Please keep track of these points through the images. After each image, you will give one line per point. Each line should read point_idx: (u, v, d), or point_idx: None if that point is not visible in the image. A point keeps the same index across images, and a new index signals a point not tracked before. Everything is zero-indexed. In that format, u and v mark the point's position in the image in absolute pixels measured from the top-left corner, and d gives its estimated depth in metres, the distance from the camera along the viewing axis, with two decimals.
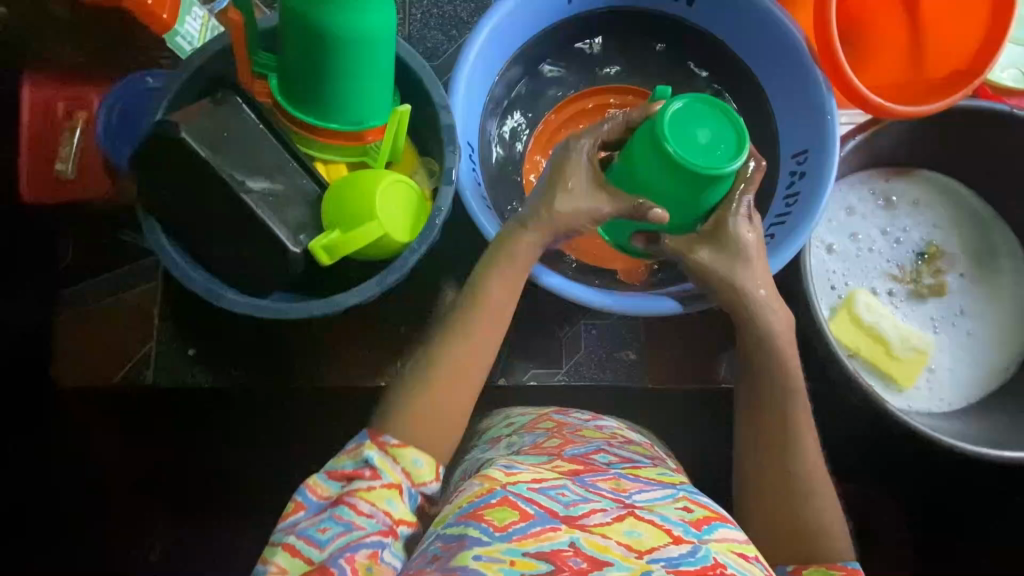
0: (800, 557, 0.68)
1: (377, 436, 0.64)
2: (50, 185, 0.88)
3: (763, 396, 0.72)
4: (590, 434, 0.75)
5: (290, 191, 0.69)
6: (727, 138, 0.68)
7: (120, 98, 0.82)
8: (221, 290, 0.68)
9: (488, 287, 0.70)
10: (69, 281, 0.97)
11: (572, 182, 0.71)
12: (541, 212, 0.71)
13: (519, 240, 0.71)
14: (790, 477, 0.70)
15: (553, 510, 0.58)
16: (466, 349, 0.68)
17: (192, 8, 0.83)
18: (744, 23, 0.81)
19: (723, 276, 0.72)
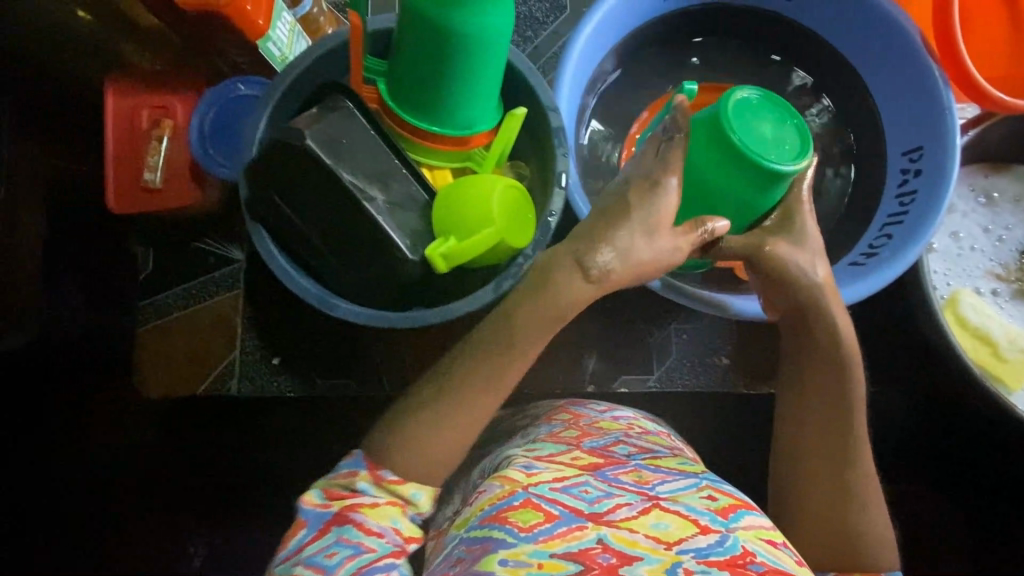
0: (842, 563, 0.64)
1: (376, 468, 0.59)
2: (136, 195, 0.86)
3: (818, 398, 0.69)
4: (607, 425, 0.72)
5: (404, 198, 0.69)
6: (786, 138, 0.68)
7: (213, 105, 0.81)
8: (334, 299, 0.68)
9: (520, 336, 0.62)
10: (146, 292, 0.95)
11: (654, 222, 0.64)
12: (605, 267, 0.63)
13: (571, 287, 0.63)
14: (845, 482, 0.66)
15: (578, 508, 0.57)
16: (492, 391, 0.62)
17: (282, 14, 0.82)
18: (852, 18, 0.78)
19: (805, 268, 0.67)
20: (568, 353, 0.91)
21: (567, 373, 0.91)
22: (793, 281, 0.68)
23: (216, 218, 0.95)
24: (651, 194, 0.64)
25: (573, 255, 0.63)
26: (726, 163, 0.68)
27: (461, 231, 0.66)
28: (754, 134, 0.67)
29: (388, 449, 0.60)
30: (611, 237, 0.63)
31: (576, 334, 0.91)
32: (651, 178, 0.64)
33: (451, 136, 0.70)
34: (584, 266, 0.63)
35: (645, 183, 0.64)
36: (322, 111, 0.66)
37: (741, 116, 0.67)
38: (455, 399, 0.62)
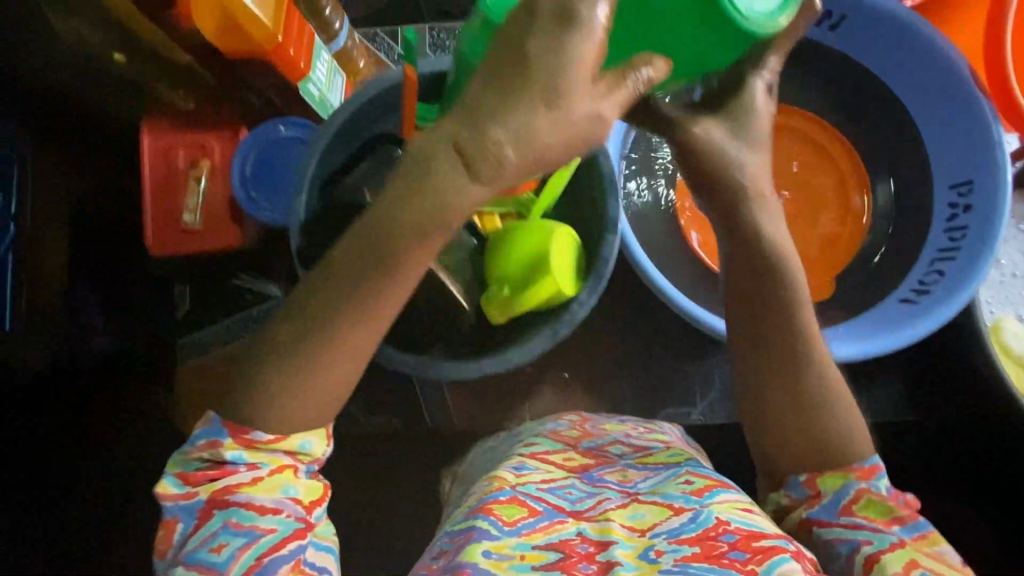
0: (819, 466, 0.62)
1: (243, 433, 0.54)
2: (174, 237, 0.86)
3: (767, 294, 0.64)
4: (610, 427, 0.82)
5: (457, 251, 0.70)
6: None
7: (253, 148, 0.80)
8: (390, 352, 0.67)
9: (395, 243, 0.49)
10: (188, 329, 0.97)
11: (565, 83, 0.45)
12: (495, 155, 0.46)
13: (453, 187, 0.47)
14: (803, 384, 0.63)
15: (560, 505, 0.66)
16: (362, 304, 0.51)
17: (320, 53, 0.81)
18: (899, 49, 0.78)
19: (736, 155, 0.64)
20: (603, 384, 0.92)
21: (605, 405, 0.92)
22: (723, 167, 0.64)
23: (251, 254, 0.93)
24: (560, 37, 0.45)
25: (452, 142, 0.47)
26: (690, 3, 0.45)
27: (510, 269, 0.67)
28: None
29: (257, 414, 0.54)
30: (498, 116, 0.45)
31: (611, 366, 0.92)
32: (564, 11, 0.44)
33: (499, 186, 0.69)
34: (463, 155, 0.46)
35: (552, 20, 0.45)
36: None
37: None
38: (327, 322, 0.52)
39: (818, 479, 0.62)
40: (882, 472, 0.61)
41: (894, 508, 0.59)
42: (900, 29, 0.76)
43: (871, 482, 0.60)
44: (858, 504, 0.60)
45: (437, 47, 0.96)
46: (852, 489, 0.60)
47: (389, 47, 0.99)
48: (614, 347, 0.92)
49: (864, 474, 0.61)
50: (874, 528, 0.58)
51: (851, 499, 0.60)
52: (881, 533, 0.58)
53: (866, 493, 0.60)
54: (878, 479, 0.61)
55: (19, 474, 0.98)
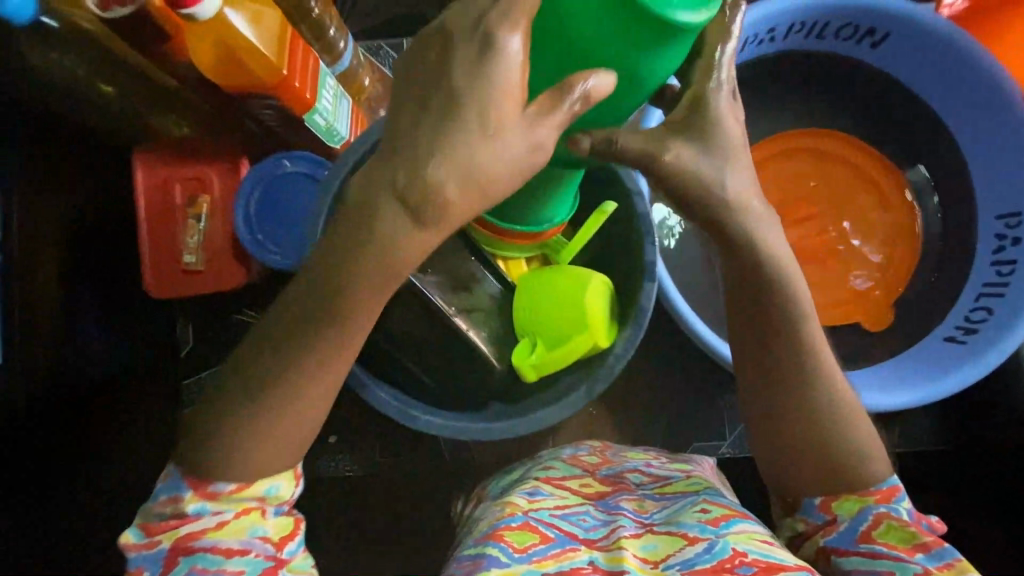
0: (831, 488, 0.58)
1: (204, 486, 0.52)
2: (176, 279, 0.81)
3: (769, 324, 0.55)
4: (630, 454, 0.81)
5: (484, 304, 0.66)
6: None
7: (257, 186, 0.75)
8: (415, 411, 0.62)
9: (342, 289, 0.45)
10: (191, 370, 0.89)
11: (495, 114, 0.40)
12: (438, 200, 0.41)
13: (398, 242, 0.42)
14: (812, 409, 0.57)
15: (574, 533, 0.64)
16: (321, 359, 0.48)
17: (326, 80, 0.74)
18: (945, 66, 0.74)
19: (713, 181, 0.49)
20: (627, 417, 0.89)
21: (633, 439, 0.88)
22: (705, 198, 0.50)
23: (258, 290, 0.89)
24: (482, 65, 0.39)
25: (388, 193, 0.41)
26: (620, 28, 0.40)
27: (535, 318, 0.63)
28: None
29: (229, 462, 0.51)
30: (429, 155, 0.40)
31: (638, 397, 0.89)
32: (482, 36, 0.39)
33: (529, 235, 0.64)
34: (405, 203, 0.41)
35: (471, 48, 0.40)
36: None
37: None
38: (282, 375, 0.49)
39: (833, 503, 0.58)
40: (901, 495, 0.57)
41: (917, 534, 0.55)
42: (945, 50, 0.72)
43: (891, 506, 0.56)
44: (877, 530, 0.56)
45: None
46: (870, 514, 0.57)
47: (394, 60, 0.92)
48: (640, 376, 0.89)
49: (879, 495, 0.57)
50: (896, 556, 0.54)
51: (867, 526, 0.56)
52: (903, 563, 0.54)
53: (885, 517, 0.56)
54: (897, 503, 0.57)
55: (18, 473, 0.77)
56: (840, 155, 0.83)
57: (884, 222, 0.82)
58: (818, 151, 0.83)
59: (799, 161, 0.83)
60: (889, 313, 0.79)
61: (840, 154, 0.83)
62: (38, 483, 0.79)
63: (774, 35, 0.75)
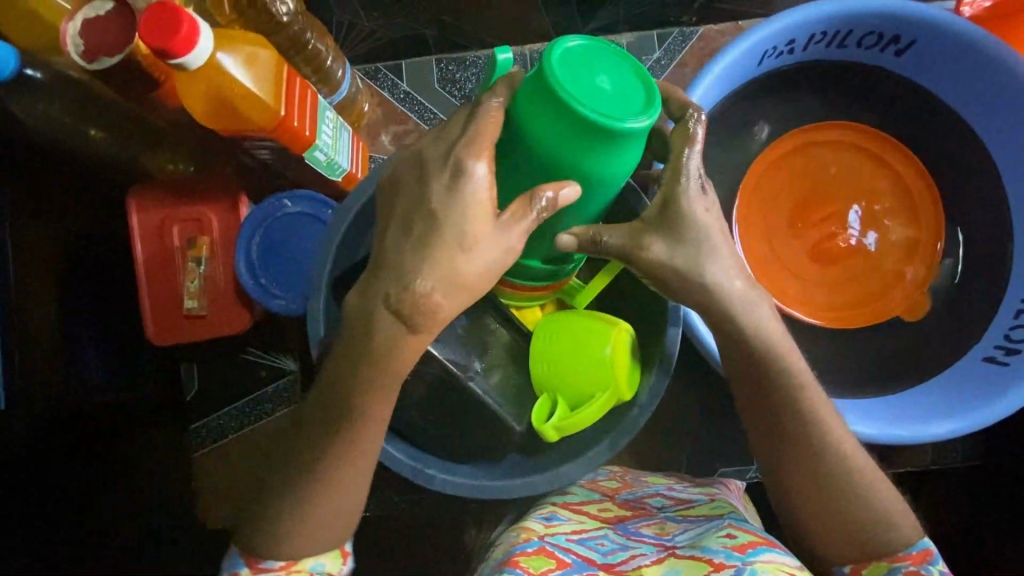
0: (857, 555, 0.57)
1: (256, 561, 0.55)
2: (178, 326, 0.78)
3: (767, 393, 0.58)
4: (652, 479, 0.79)
5: (499, 354, 0.63)
6: (632, 88, 0.50)
7: (257, 233, 0.72)
8: (431, 471, 0.59)
9: (354, 396, 0.53)
10: (198, 414, 0.88)
11: (468, 231, 0.49)
12: (428, 307, 0.50)
13: (397, 342, 0.51)
14: (822, 474, 0.57)
15: (591, 558, 0.62)
16: (345, 455, 0.54)
17: (324, 114, 0.71)
18: (971, 73, 0.70)
19: (685, 271, 0.54)
20: (641, 447, 0.86)
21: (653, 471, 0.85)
22: (679, 285, 0.55)
23: (262, 331, 0.86)
24: (456, 191, 0.49)
25: (386, 303, 0.50)
26: (574, 135, 0.49)
27: (550, 373, 0.61)
28: (593, 90, 0.48)
29: (284, 542, 0.55)
30: (418, 271, 0.49)
31: (656, 428, 0.86)
32: (452, 169, 0.49)
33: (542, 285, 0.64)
34: (400, 312, 0.50)
35: (443, 179, 0.50)
36: None
37: (574, 67, 0.49)
38: (316, 475, 0.54)
39: (863, 570, 0.57)
40: (934, 556, 0.57)
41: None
42: (973, 57, 0.68)
43: (922, 567, 0.57)
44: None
45: (446, 81, 0.90)
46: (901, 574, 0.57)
47: (392, 83, 0.90)
48: (658, 405, 0.85)
49: (910, 560, 0.57)
50: None
51: None
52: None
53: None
54: (931, 565, 0.57)
55: (18, 473, 0.73)
56: (886, 159, 0.79)
57: (925, 232, 0.79)
58: (857, 158, 0.79)
59: (839, 161, 0.79)
60: (925, 304, 0.77)
61: (881, 159, 0.79)
62: (40, 482, 0.76)
63: (793, 47, 0.71)
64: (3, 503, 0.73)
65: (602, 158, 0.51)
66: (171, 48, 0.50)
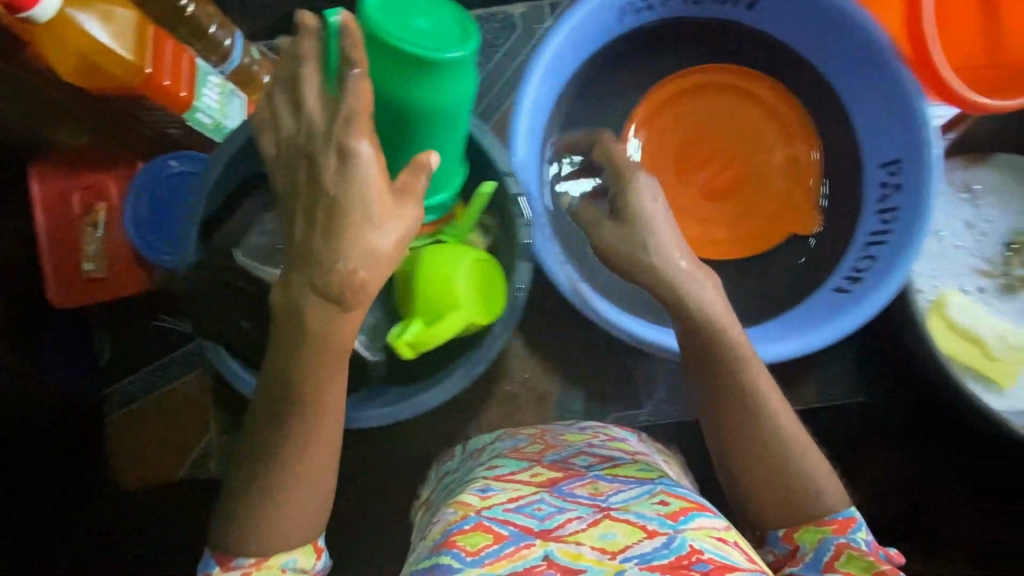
0: (788, 519, 0.56)
1: (225, 560, 0.53)
2: (78, 289, 0.80)
3: (713, 373, 0.58)
4: (572, 438, 0.72)
5: None
6: (449, 21, 0.52)
7: (145, 188, 0.75)
8: None
9: (303, 390, 0.51)
10: (108, 380, 0.90)
11: (373, 206, 0.47)
12: (354, 283, 0.48)
13: (330, 327, 0.49)
14: (763, 447, 0.56)
15: (527, 526, 0.55)
16: (295, 452, 0.52)
17: (207, 77, 0.74)
18: (817, 20, 0.73)
19: (635, 249, 0.61)
20: (544, 398, 0.88)
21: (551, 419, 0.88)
22: (633, 263, 0.61)
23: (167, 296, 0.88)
24: (347, 170, 0.47)
25: (310, 288, 0.48)
26: (393, 71, 0.52)
27: (412, 304, 0.63)
28: (406, 27, 0.51)
29: (250, 534, 0.53)
30: (336, 254, 0.47)
31: (558, 379, 0.88)
32: (337, 150, 0.47)
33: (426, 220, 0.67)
34: (329, 295, 0.48)
35: (331, 161, 0.47)
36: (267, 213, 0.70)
37: (390, 9, 0.51)
38: (269, 477, 0.53)
39: (795, 534, 0.56)
40: (858, 522, 0.55)
41: (875, 564, 0.52)
42: (814, 6, 0.72)
43: (848, 538, 0.54)
44: (840, 560, 0.54)
45: None
46: (830, 547, 0.54)
47: None
48: (555, 356, 0.88)
49: (835, 525, 0.55)
50: None
51: (830, 556, 0.54)
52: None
53: (846, 549, 0.54)
54: (856, 533, 0.54)
55: (19, 473, 0.73)
56: (764, 98, 0.82)
57: (800, 168, 0.83)
58: (734, 100, 0.83)
59: (717, 105, 0.83)
60: (814, 218, 0.81)
61: (756, 101, 0.83)
62: (40, 482, 0.76)
63: (650, 3, 0.75)
64: (4, 503, 0.72)
65: (430, 91, 0.54)
66: (15, 2, 0.55)
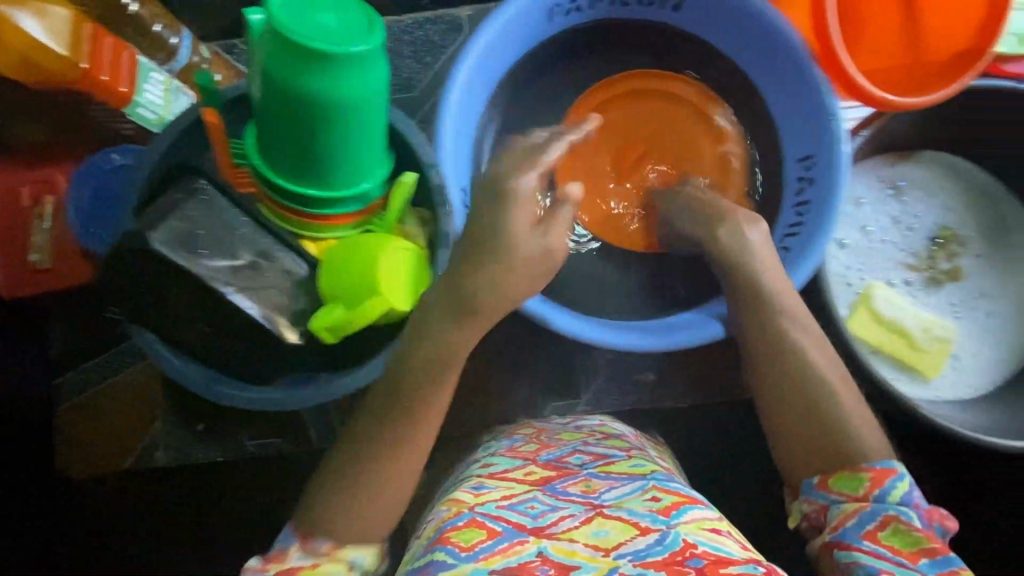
0: (825, 466, 0.60)
1: (306, 539, 0.58)
2: (24, 278, 0.82)
3: (770, 332, 0.65)
4: (567, 436, 0.75)
5: (278, 277, 0.67)
6: (355, 14, 0.56)
7: (89, 180, 0.78)
8: (220, 386, 0.67)
9: (416, 384, 0.59)
10: (55, 372, 0.90)
11: (510, 237, 0.58)
12: (473, 304, 0.58)
13: (445, 338, 0.59)
14: (811, 397, 0.63)
15: (521, 523, 0.59)
16: (409, 430, 0.60)
17: (150, 74, 0.76)
18: (735, 22, 0.77)
19: (712, 212, 0.72)
20: (503, 388, 0.91)
21: (493, 408, 0.90)
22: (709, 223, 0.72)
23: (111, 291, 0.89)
24: (500, 207, 0.58)
25: (443, 308, 0.59)
26: (304, 66, 0.56)
27: (339, 290, 0.66)
28: (315, 25, 0.55)
29: (339, 527, 0.58)
30: (472, 277, 0.58)
31: (520, 368, 0.90)
32: (502, 187, 0.58)
33: (350, 211, 0.69)
34: (460, 311, 0.59)
35: (489, 198, 0.59)
36: (179, 196, 0.65)
37: (296, 5, 0.55)
38: (372, 454, 0.60)
39: (830, 480, 0.59)
40: (897, 476, 0.57)
41: (922, 539, 0.53)
42: (732, 9, 0.75)
43: (897, 511, 0.55)
44: (883, 531, 0.55)
45: None
46: (878, 515, 0.56)
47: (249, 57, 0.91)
48: (498, 350, 0.90)
49: (875, 472, 0.58)
50: (897, 560, 0.53)
51: (879, 523, 0.55)
52: (905, 569, 0.53)
53: (893, 521, 0.55)
54: (900, 506, 0.55)
55: (18, 474, 0.87)
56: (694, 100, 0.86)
57: (731, 170, 0.84)
58: (666, 106, 0.87)
59: (652, 108, 0.87)
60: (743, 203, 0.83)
61: (686, 110, 0.87)
62: (39, 483, 0.90)
63: (578, 5, 0.78)
64: (6, 502, 0.86)
65: (343, 83, 0.57)
66: None
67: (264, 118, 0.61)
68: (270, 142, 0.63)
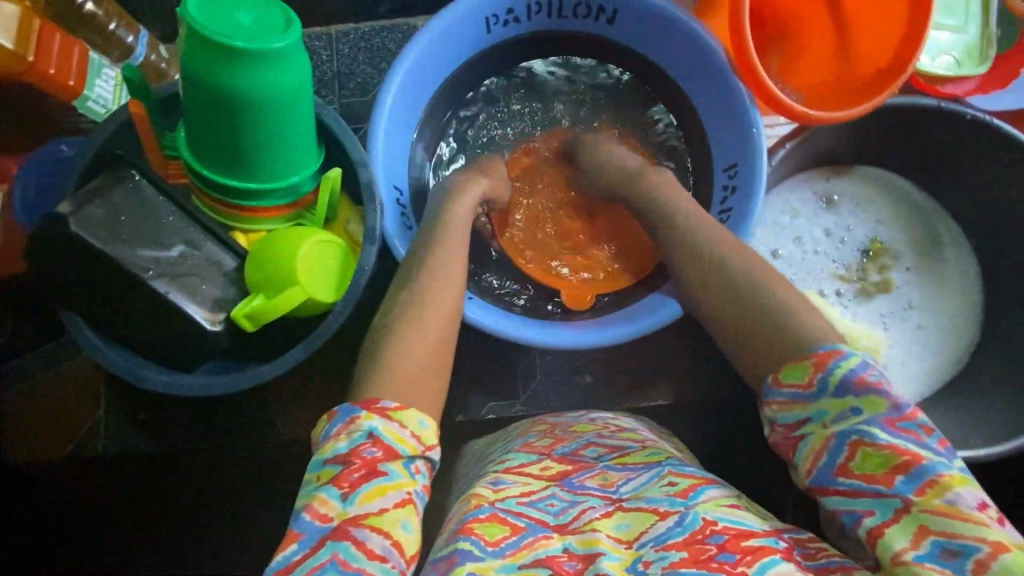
0: (779, 364, 0.57)
1: (373, 403, 0.54)
2: None
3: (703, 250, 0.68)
4: (581, 429, 0.73)
5: (202, 264, 0.70)
6: (275, 16, 0.60)
7: (38, 169, 0.81)
8: (141, 370, 0.69)
9: (418, 295, 0.64)
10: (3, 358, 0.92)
11: (494, 171, 0.82)
12: (466, 207, 0.75)
13: (442, 244, 0.69)
14: (766, 309, 0.60)
15: (544, 520, 0.59)
16: (410, 344, 0.60)
17: (102, 70, 0.80)
18: (664, 36, 0.80)
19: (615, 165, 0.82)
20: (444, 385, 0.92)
21: None
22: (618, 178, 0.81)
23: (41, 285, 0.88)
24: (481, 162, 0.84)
25: (434, 222, 0.73)
26: (223, 62, 0.58)
27: (267, 280, 0.68)
28: (234, 24, 0.58)
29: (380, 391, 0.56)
30: (463, 192, 0.77)
31: (483, 364, 0.92)
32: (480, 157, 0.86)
33: (277, 203, 0.71)
34: (447, 215, 0.73)
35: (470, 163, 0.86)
36: (105, 183, 0.67)
37: (214, 7, 0.58)
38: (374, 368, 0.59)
39: (782, 377, 0.55)
40: (841, 359, 0.53)
41: (893, 456, 0.49)
42: (660, 23, 0.78)
43: (862, 434, 0.50)
44: (854, 462, 0.51)
45: None
46: (846, 441, 0.51)
47: None
48: None
49: (824, 355, 0.54)
50: (875, 491, 0.49)
51: (851, 444, 0.51)
52: (884, 499, 0.49)
53: (860, 445, 0.51)
54: (861, 424, 0.51)
55: None
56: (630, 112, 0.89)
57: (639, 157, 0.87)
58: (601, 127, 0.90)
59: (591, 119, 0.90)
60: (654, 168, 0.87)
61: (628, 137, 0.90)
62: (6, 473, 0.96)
63: (515, 16, 0.82)
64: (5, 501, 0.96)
65: (264, 79, 0.60)
66: None
67: (190, 114, 0.64)
68: (197, 136, 0.65)
